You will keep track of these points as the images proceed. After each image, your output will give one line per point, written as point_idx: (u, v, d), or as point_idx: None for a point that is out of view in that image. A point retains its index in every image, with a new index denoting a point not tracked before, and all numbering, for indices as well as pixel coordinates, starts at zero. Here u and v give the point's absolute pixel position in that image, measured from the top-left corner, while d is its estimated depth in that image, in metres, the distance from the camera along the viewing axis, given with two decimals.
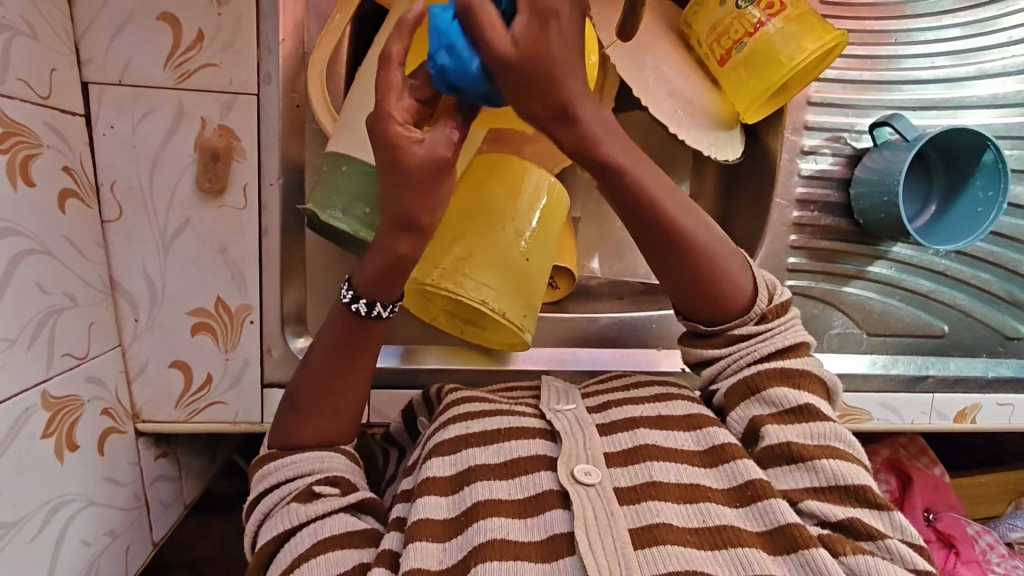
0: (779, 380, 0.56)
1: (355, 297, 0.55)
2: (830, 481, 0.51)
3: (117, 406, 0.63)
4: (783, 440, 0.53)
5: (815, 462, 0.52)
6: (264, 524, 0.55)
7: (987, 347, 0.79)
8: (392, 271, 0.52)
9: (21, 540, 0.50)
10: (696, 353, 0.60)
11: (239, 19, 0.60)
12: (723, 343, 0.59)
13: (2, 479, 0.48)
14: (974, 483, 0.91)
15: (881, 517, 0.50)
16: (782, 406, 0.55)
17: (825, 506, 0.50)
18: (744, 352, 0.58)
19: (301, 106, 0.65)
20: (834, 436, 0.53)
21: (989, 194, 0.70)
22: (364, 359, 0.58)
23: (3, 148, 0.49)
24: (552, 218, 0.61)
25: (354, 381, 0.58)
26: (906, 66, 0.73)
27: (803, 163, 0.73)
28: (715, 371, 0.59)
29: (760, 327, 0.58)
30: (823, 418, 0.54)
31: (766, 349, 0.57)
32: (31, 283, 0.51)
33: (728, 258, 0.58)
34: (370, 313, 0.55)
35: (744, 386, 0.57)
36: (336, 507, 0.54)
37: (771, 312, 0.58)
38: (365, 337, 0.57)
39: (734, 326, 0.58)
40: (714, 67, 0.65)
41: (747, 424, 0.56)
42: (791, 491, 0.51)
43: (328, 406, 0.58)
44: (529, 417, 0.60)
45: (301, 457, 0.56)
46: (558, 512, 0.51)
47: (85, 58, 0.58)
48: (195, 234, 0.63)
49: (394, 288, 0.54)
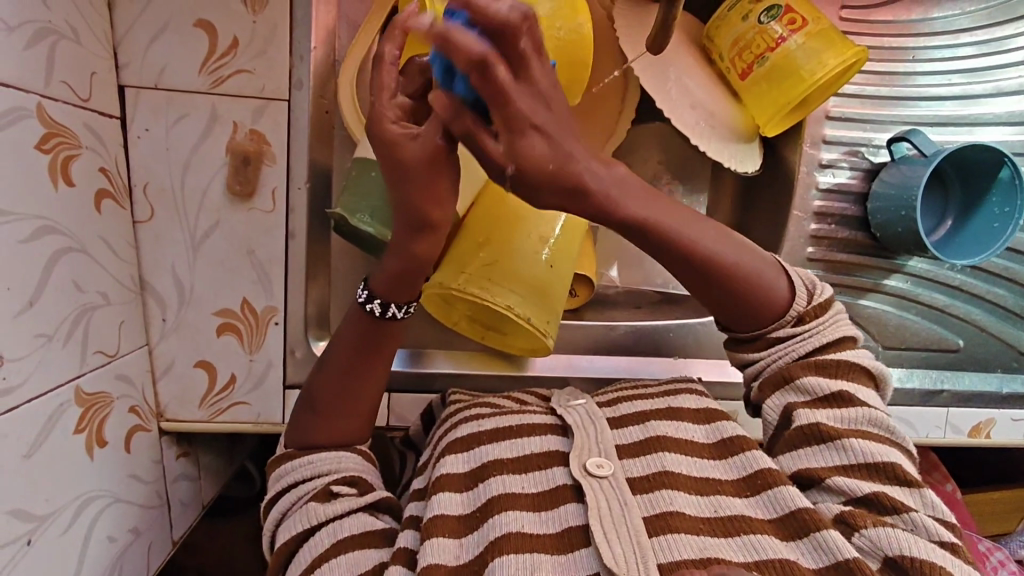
0: (814, 371, 0.55)
1: (370, 297, 0.56)
2: (859, 460, 0.51)
3: (143, 404, 0.63)
4: (814, 422, 0.53)
5: (845, 441, 0.51)
6: (283, 523, 0.56)
7: (1002, 362, 0.80)
8: (409, 274, 0.53)
9: (52, 533, 0.50)
10: (740, 357, 0.59)
11: (273, 26, 0.61)
12: (764, 346, 0.58)
13: (37, 473, 0.49)
14: (987, 499, 0.91)
15: (911, 493, 0.50)
16: (817, 393, 0.54)
17: (853, 483, 0.50)
18: (781, 351, 0.57)
19: (329, 111, 0.67)
20: (868, 418, 0.53)
21: (1005, 210, 0.70)
22: (377, 363, 0.59)
23: (46, 148, 0.50)
24: (573, 226, 0.62)
25: (370, 382, 0.59)
26: (922, 83, 0.74)
27: (820, 176, 0.74)
28: (754, 371, 0.58)
29: (798, 328, 0.56)
30: (859, 401, 0.54)
31: (801, 349, 0.56)
32: (68, 280, 0.52)
33: (766, 260, 0.57)
34: (386, 314, 0.56)
35: (779, 378, 0.56)
36: (354, 506, 0.54)
37: (808, 313, 0.57)
38: (379, 343, 0.58)
39: (773, 329, 0.57)
40: (736, 80, 0.67)
41: (782, 409, 0.56)
42: (818, 468, 0.52)
43: (345, 407, 0.59)
44: (541, 415, 0.60)
45: (319, 457, 0.57)
46: (573, 505, 0.51)
47: (123, 62, 0.60)
48: (224, 236, 0.64)
49: (409, 288, 0.55)
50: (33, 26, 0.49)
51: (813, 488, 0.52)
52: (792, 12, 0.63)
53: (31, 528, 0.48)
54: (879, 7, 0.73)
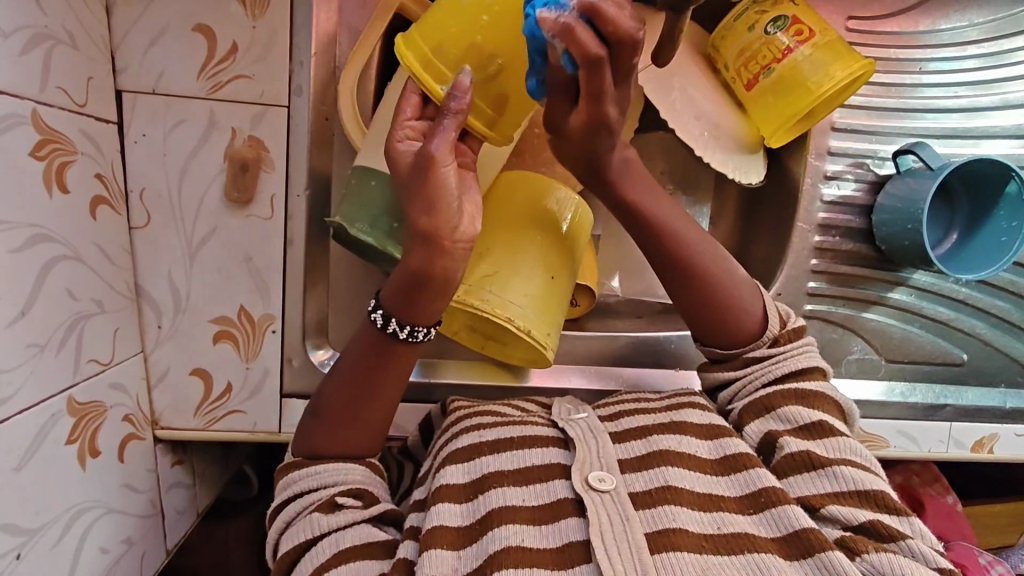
0: (793, 400, 0.56)
1: (377, 307, 0.55)
2: (848, 487, 0.50)
3: (137, 413, 0.63)
4: (801, 449, 0.53)
5: (833, 469, 0.51)
6: (287, 532, 0.55)
7: (1006, 377, 0.79)
8: (411, 283, 0.51)
9: (43, 546, 0.50)
10: (713, 375, 0.62)
11: (273, 31, 0.61)
12: (739, 365, 0.60)
13: (28, 484, 0.48)
14: (988, 512, 0.90)
15: (901, 521, 0.49)
16: (797, 423, 0.55)
17: (847, 509, 0.49)
18: (756, 373, 0.59)
19: (329, 118, 0.65)
20: (851, 450, 0.53)
21: (1012, 225, 0.69)
22: (390, 379, 0.57)
23: (41, 155, 0.50)
24: (575, 238, 0.61)
25: (384, 398, 0.57)
26: (929, 94, 0.73)
27: (825, 188, 0.73)
28: (731, 394, 0.60)
29: (773, 350, 0.59)
30: (838, 432, 0.54)
31: (777, 371, 0.58)
32: (61, 289, 0.52)
33: (742, 282, 0.60)
34: (385, 328, 0.54)
35: (760, 406, 0.57)
36: (358, 518, 0.54)
37: (783, 337, 0.60)
38: (388, 359, 0.56)
39: (746, 349, 0.60)
40: (741, 91, 0.66)
41: (762, 438, 0.56)
42: (811, 496, 0.50)
43: (356, 420, 0.57)
44: (542, 427, 0.59)
45: (327, 469, 0.56)
46: (574, 520, 0.50)
47: (120, 66, 0.59)
48: (221, 243, 0.63)
49: (413, 307, 0.53)
50: (28, 32, 0.48)
51: (809, 517, 0.50)
52: (799, 22, 0.62)
53: (21, 542, 0.47)
54: (886, 17, 0.72)
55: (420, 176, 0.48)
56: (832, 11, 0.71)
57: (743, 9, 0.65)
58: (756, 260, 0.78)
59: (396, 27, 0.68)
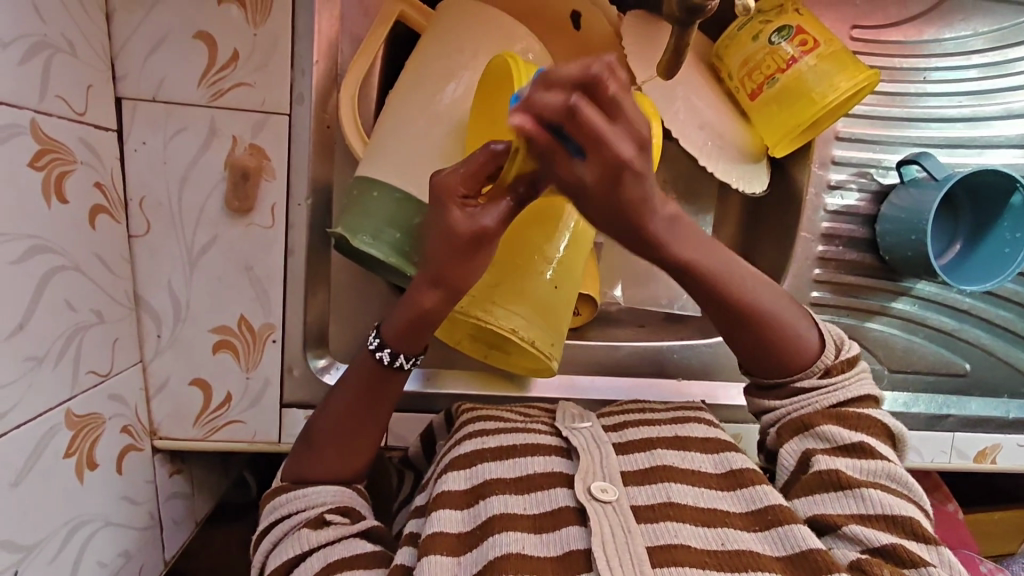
0: (834, 420, 0.55)
1: (381, 344, 0.56)
2: (876, 510, 0.49)
3: (136, 423, 0.62)
4: (833, 469, 0.52)
5: (863, 491, 0.50)
6: (273, 552, 0.54)
7: (1009, 387, 0.78)
8: (420, 323, 0.54)
9: (40, 561, 0.49)
10: (760, 403, 0.59)
11: (275, 39, 0.60)
12: (785, 395, 0.58)
13: (25, 499, 0.47)
14: (989, 520, 0.89)
15: (928, 551, 0.48)
16: (836, 442, 0.54)
17: (869, 531, 0.48)
18: (804, 403, 0.56)
19: (331, 126, 0.65)
20: (886, 472, 0.52)
21: (1016, 236, 0.69)
22: (381, 408, 0.58)
23: (39, 165, 0.49)
24: (579, 247, 0.60)
25: (375, 423, 0.58)
26: (932, 104, 0.73)
27: (829, 198, 0.73)
28: (772, 418, 0.58)
29: (824, 380, 0.57)
30: (878, 456, 0.53)
31: (828, 401, 0.56)
32: (59, 300, 0.51)
33: (798, 315, 0.57)
34: (393, 363, 0.56)
35: (798, 424, 0.56)
36: (348, 532, 0.53)
37: (835, 367, 0.57)
38: (383, 388, 0.57)
39: (797, 378, 0.57)
40: (745, 100, 0.66)
41: (800, 457, 0.55)
42: (833, 515, 0.50)
43: (348, 447, 0.57)
44: (544, 434, 0.59)
45: (314, 490, 0.56)
46: (574, 528, 0.49)
47: (120, 73, 0.59)
48: (221, 252, 0.62)
49: (420, 339, 0.55)
50: (27, 40, 0.48)
51: (829, 533, 0.50)
52: (804, 32, 0.62)
53: (18, 558, 0.47)
54: (890, 27, 0.72)
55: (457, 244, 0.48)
56: (835, 19, 0.71)
57: (747, 18, 0.65)
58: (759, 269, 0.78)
59: (398, 35, 0.68)
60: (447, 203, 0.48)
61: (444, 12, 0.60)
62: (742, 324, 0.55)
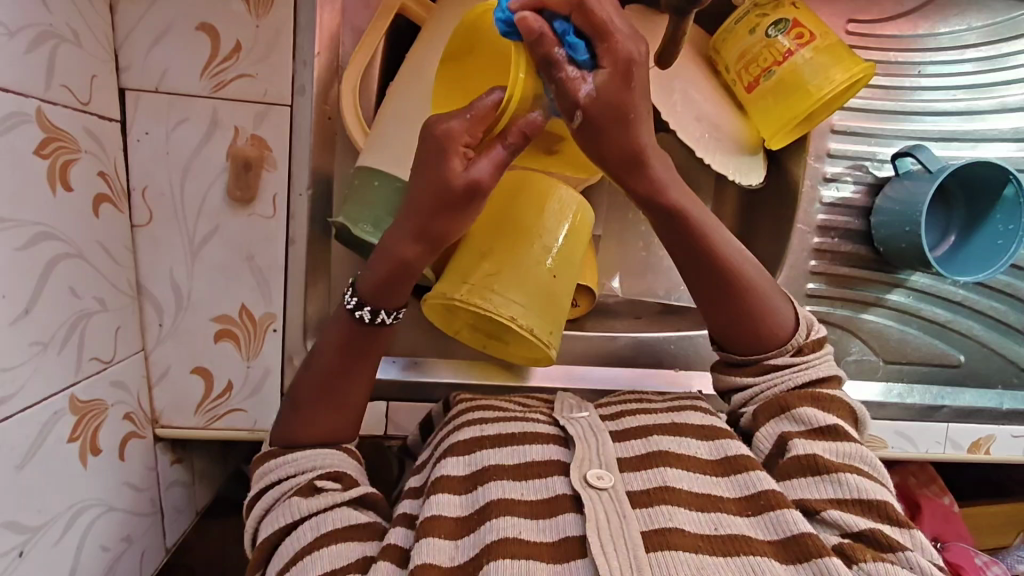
0: (808, 402, 0.55)
1: (360, 303, 0.55)
2: (853, 494, 0.50)
3: (138, 411, 0.63)
4: (811, 453, 0.52)
5: (839, 475, 0.51)
6: (265, 519, 0.54)
7: (1002, 378, 0.79)
8: (398, 274, 0.52)
9: (44, 544, 0.50)
10: (730, 380, 0.60)
11: (277, 30, 0.60)
12: (757, 372, 0.58)
13: (30, 481, 0.48)
14: (984, 513, 0.90)
15: (902, 533, 0.49)
16: (813, 425, 0.54)
17: (848, 516, 0.49)
18: (775, 380, 0.57)
19: (331, 117, 0.66)
20: (859, 456, 0.53)
21: (1009, 228, 0.70)
22: (368, 364, 0.58)
23: (45, 153, 0.50)
24: (578, 235, 0.61)
25: (358, 384, 0.58)
26: (926, 98, 0.74)
27: (825, 189, 0.74)
28: (745, 396, 0.59)
29: (796, 359, 0.57)
30: (850, 439, 0.53)
31: (798, 379, 0.57)
32: (64, 287, 0.52)
33: (772, 289, 0.58)
34: (374, 320, 0.55)
35: (775, 407, 0.56)
36: (337, 501, 0.53)
37: (807, 346, 0.58)
38: (370, 344, 0.57)
39: (770, 356, 0.58)
40: (742, 93, 0.66)
41: (777, 440, 0.55)
42: (813, 500, 0.50)
43: (335, 405, 0.57)
44: (543, 424, 0.59)
45: (308, 454, 0.56)
46: (570, 516, 0.50)
47: (124, 64, 0.59)
48: (223, 242, 0.63)
49: (397, 293, 0.54)
50: (34, 29, 0.48)
51: (809, 519, 0.50)
52: (800, 26, 0.63)
53: (23, 540, 0.47)
54: (886, 21, 0.73)
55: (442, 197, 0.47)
56: (831, 13, 0.72)
57: (744, 12, 0.65)
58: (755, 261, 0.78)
59: (399, 28, 0.68)
60: (449, 151, 0.46)
61: (445, 4, 0.60)
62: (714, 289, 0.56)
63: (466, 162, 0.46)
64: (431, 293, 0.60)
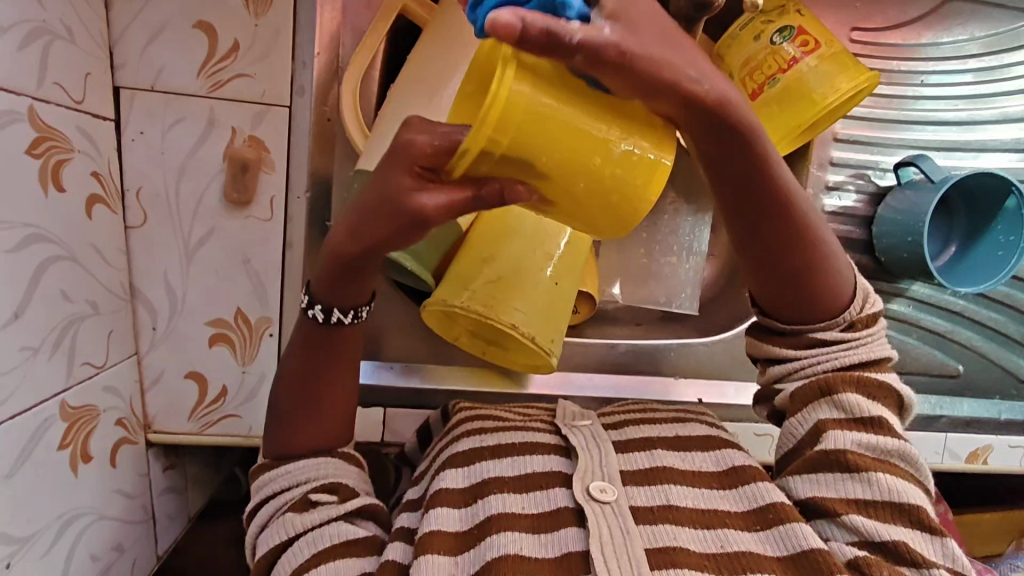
0: (856, 386, 0.53)
1: (311, 302, 0.54)
2: (883, 497, 0.48)
3: (130, 417, 0.62)
4: (843, 448, 0.50)
5: (871, 475, 0.49)
6: (263, 534, 0.53)
7: (1001, 388, 0.79)
8: (342, 274, 0.50)
9: (33, 555, 0.49)
10: (771, 348, 0.56)
11: (276, 30, 0.59)
12: (801, 344, 0.55)
13: (19, 491, 0.47)
14: (979, 520, 0.90)
15: (932, 542, 0.47)
16: (854, 413, 0.52)
17: (871, 523, 0.48)
18: (821, 356, 0.54)
19: (331, 119, 0.64)
20: (899, 453, 0.51)
21: (1010, 239, 0.70)
22: (336, 367, 0.56)
23: (37, 153, 0.48)
24: (580, 241, 0.60)
25: (326, 387, 0.56)
26: (928, 107, 0.74)
27: (826, 199, 0.73)
28: (784, 372, 0.56)
29: (846, 335, 0.54)
30: (893, 435, 0.51)
31: (846, 357, 0.54)
32: (55, 290, 0.51)
33: (836, 253, 0.53)
34: (329, 319, 0.54)
35: (817, 388, 0.53)
36: (332, 515, 0.52)
37: (860, 321, 0.55)
38: (328, 345, 0.55)
39: (819, 329, 0.54)
40: (746, 99, 0.64)
41: (811, 426, 0.53)
42: (835, 500, 0.49)
43: (314, 413, 0.56)
44: (544, 433, 0.59)
45: (298, 466, 0.55)
46: (573, 529, 0.49)
47: (118, 62, 0.58)
48: (218, 244, 0.62)
49: (349, 292, 0.53)
50: (27, 26, 0.47)
51: (829, 521, 0.49)
52: (804, 33, 0.62)
53: (11, 551, 0.46)
54: (890, 29, 0.72)
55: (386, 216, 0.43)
56: (836, 21, 0.71)
57: (749, 18, 0.65)
58: None
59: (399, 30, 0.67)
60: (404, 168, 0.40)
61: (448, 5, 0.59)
62: (770, 254, 0.51)
63: (419, 185, 0.41)
64: (429, 300, 0.59)
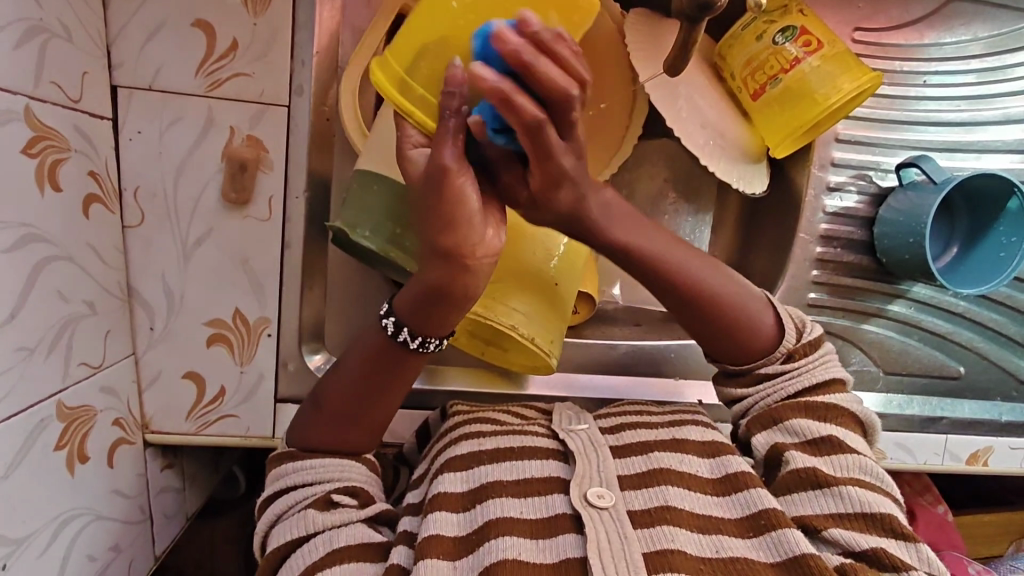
0: (805, 413, 0.55)
1: (389, 313, 0.53)
2: (853, 509, 0.49)
3: (128, 417, 0.61)
4: (808, 466, 0.52)
5: (840, 489, 0.50)
6: (277, 526, 0.53)
7: (1002, 390, 0.79)
8: (428, 295, 0.49)
9: (29, 555, 0.48)
10: (726, 391, 0.60)
11: (275, 29, 0.59)
12: (751, 382, 0.58)
13: (15, 492, 0.47)
14: (980, 522, 0.89)
15: (907, 549, 0.47)
16: (807, 436, 0.54)
17: (849, 534, 0.48)
18: (771, 389, 0.57)
19: (330, 119, 0.64)
20: (859, 467, 0.52)
21: (1012, 240, 0.69)
22: (395, 387, 0.56)
23: (33, 152, 0.48)
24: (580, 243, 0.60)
25: (375, 401, 0.56)
26: (930, 107, 0.73)
27: (828, 200, 0.73)
28: (741, 409, 0.59)
29: (787, 366, 0.57)
30: (849, 451, 0.53)
31: (792, 386, 0.56)
32: (52, 290, 0.50)
33: (751, 294, 0.58)
34: (398, 337, 0.53)
35: (768, 418, 0.56)
36: (354, 518, 0.52)
37: (798, 351, 0.57)
38: (395, 365, 0.55)
39: (760, 364, 0.58)
40: (748, 100, 0.65)
41: (771, 450, 0.55)
42: (811, 515, 0.49)
43: (355, 419, 0.56)
44: (542, 437, 0.58)
45: (323, 463, 0.55)
46: (571, 535, 0.49)
47: (116, 61, 0.58)
48: (216, 245, 0.61)
49: (430, 319, 0.51)
50: (24, 24, 0.47)
51: (809, 537, 0.49)
52: (807, 33, 0.62)
53: (7, 552, 0.46)
54: (893, 29, 0.72)
55: (435, 188, 0.42)
56: (839, 21, 0.71)
57: (751, 18, 0.64)
58: (756, 270, 0.77)
59: None
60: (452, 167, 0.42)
61: None
62: (690, 303, 0.56)
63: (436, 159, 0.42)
64: None
